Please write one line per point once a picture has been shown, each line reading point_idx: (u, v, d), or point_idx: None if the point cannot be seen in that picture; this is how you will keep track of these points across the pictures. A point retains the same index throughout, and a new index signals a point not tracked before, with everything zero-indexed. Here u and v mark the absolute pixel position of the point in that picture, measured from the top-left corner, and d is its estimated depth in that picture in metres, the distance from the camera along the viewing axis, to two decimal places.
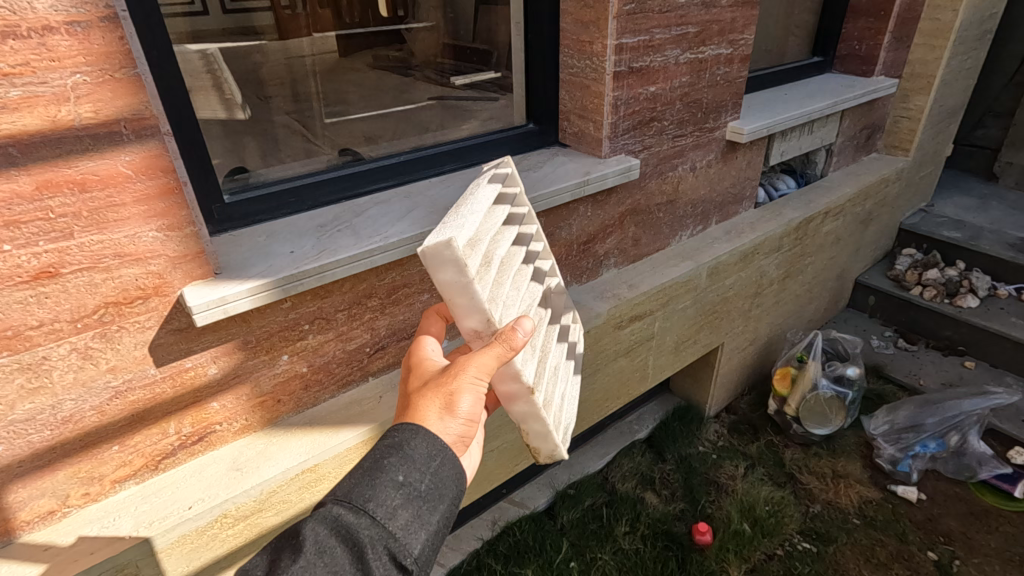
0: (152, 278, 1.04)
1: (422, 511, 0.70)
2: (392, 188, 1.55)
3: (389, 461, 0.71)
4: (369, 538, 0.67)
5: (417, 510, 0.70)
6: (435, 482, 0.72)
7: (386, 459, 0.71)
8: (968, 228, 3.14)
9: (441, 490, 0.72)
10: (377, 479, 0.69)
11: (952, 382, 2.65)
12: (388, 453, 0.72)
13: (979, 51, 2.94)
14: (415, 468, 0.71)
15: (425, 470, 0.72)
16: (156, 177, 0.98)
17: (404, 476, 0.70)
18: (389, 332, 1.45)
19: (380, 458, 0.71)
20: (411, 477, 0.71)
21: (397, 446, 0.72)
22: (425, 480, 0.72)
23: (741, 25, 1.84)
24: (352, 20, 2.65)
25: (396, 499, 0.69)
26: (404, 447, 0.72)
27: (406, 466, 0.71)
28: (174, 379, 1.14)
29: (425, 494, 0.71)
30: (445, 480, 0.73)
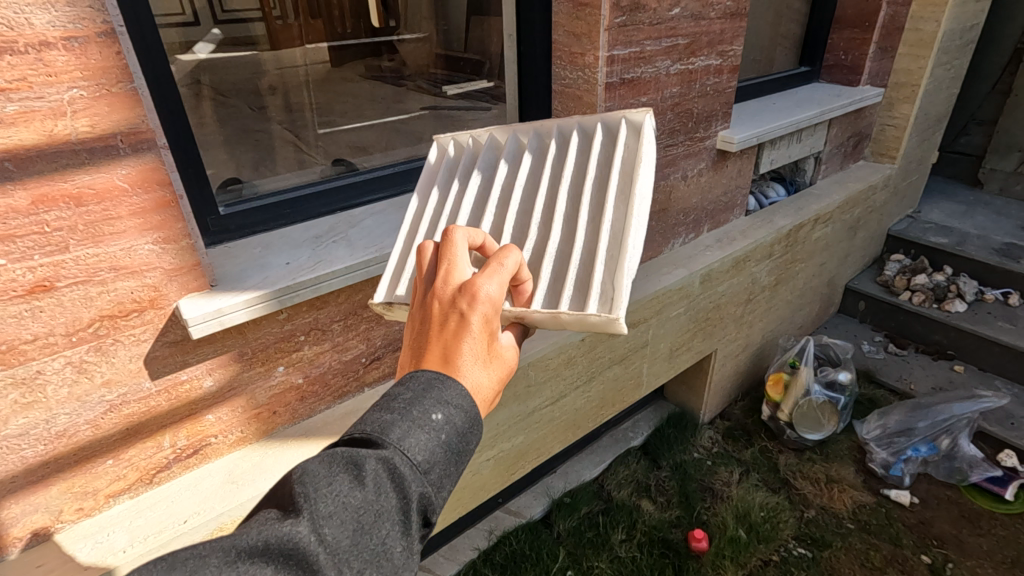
0: (148, 291, 1.04)
1: (456, 469, 0.66)
2: (387, 199, 1.56)
3: (437, 414, 0.64)
4: (417, 490, 0.61)
5: (452, 468, 0.65)
6: (470, 443, 0.67)
7: (434, 412, 0.64)
8: (954, 233, 3.18)
9: (472, 451, 0.68)
10: (426, 432, 0.63)
11: (941, 386, 2.68)
12: (435, 407, 0.64)
13: (962, 60, 3.00)
14: (458, 428, 0.65)
15: (466, 428, 0.66)
16: (153, 190, 0.98)
17: (447, 433, 0.64)
18: (385, 342, 1.45)
19: (429, 411, 0.64)
20: (454, 436, 0.65)
21: (448, 401, 0.65)
22: (465, 440, 0.66)
23: (729, 37, 1.88)
24: (345, 31, 2.77)
25: (438, 454, 0.63)
26: (451, 403, 0.65)
27: (455, 423, 0.65)
28: (169, 392, 1.13)
29: (462, 454, 0.66)
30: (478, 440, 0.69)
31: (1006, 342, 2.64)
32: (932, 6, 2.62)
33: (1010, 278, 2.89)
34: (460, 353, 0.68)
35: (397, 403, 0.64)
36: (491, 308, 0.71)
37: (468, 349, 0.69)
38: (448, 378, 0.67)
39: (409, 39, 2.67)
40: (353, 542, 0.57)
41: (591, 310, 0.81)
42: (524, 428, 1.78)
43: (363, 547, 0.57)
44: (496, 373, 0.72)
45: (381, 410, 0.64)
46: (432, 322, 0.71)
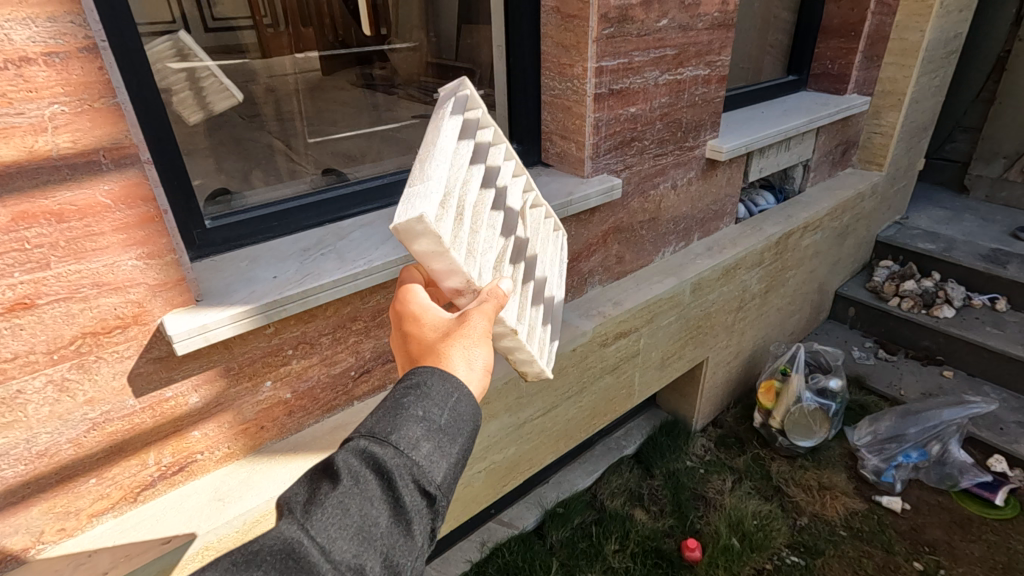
0: (132, 307, 1.02)
1: (447, 443, 0.68)
2: (377, 211, 1.56)
3: (408, 399, 0.69)
4: (398, 467, 0.64)
5: (439, 440, 0.67)
6: (455, 416, 0.70)
7: (405, 397, 0.69)
8: (941, 239, 3.22)
9: (459, 424, 0.70)
10: (397, 414, 0.67)
11: (931, 391, 2.70)
12: (406, 394, 0.70)
13: (947, 68, 3.04)
14: (434, 405, 0.69)
15: (446, 403, 0.70)
16: (136, 206, 0.97)
17: (424, 411, 0.68)
18: (374, 355, 1.45)
19: (398, 397, 0.69)
20: (429, 411, 0.68)
21: (416, 386, 0.71)
22: (445, 414, 0.69)
23: (717, 47, 1.89)
24: (336, 38, 2.79)
25: (417, 432, 0.66)
26: (422, 386, 0.70)
27: (428, 400, 0.69)
28: (154, 409, 1.11)
29: (445, 427, 0.68)
30: (464, 414, 0.71)
31: (994, 347, 2.66)
32: (916, 16, 2.66)
33: (997, 284, 2.91)
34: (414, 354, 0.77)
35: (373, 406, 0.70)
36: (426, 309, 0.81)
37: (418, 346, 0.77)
38: (415, 370, 0.73)
39: (402, 49, 2.64)
40: (342, 526, 0.60)
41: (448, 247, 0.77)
42: (517, 439, 1.77)
43: (353, 531, 0.60)
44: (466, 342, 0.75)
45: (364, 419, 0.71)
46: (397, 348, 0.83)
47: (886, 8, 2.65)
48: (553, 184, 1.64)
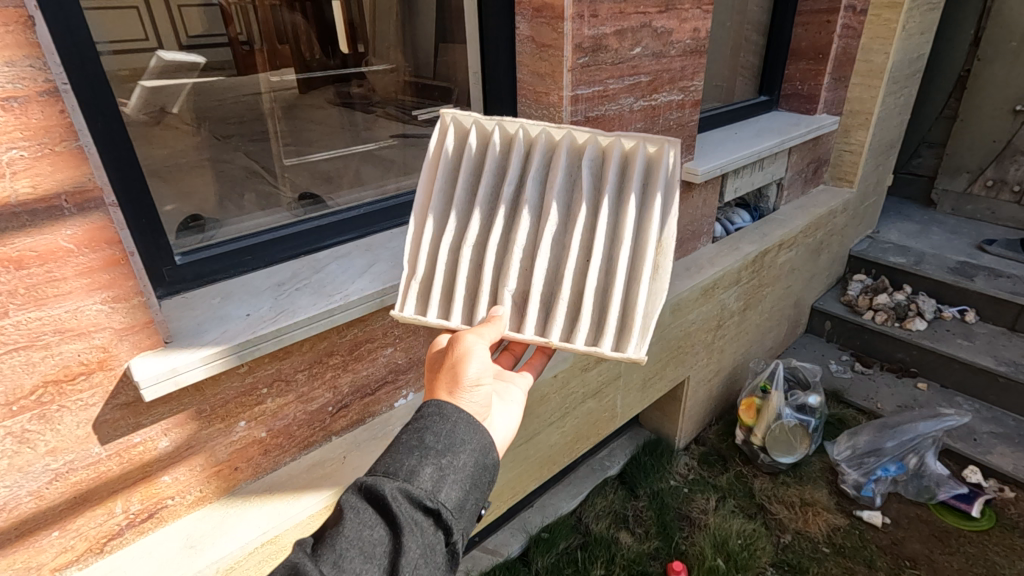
0: (96, 352, 0.98)
1: (442, 465, 0.78)
2: (353, 241, 1.53)
3: (407, 433, 0.81)
4: (394, 491, 0.74)
5: (436, 462, 0.78)
6: (452, 438, 0.80)
7: (405, 433, 0.81)
8: (911, 253, 3.30)
9: (456, 445, 0.80)
10: (396, 448, 0.79)
11: (907, 404, 2.74)
12: (408, 430, 0.82)
13: (911, 87, 3.14)
14: (430, 433, 0.80)
15: (441, 431, 0.81)
16: (101, 249, 0.93)
17: (420, 441, 0.79)
18: (352, 390, 1.42)
19: (399, 434, 0.81)
20: (425, 440, 0.79)
21: (416, 422, 0.83)
22: (441, 440, 0.80)
23: (691, 72, 1.92)
24: (313, 58, 2.75)
25: (412, 459, 0.77)
26: (420, 420, 0.82)
27: (423, 431, 0.80)
28: (121, 456, 1.08)
29: (441, 451, 0.79)
30: (460, 436, 0.81)
31: (965, 359, 2.72)
32: (881, 39, 2.75)
33: (966, 296, 2.99)
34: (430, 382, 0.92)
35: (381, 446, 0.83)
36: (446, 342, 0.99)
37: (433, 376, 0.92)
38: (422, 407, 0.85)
39: (380, 68, 2.65)
40: (346, 548, 0.69)
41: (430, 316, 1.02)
42: (500, 467, 1.75)
43: (355, 551, 0.69)
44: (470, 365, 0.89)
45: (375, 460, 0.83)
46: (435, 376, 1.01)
47: (851, 31, 2.74)
48: None
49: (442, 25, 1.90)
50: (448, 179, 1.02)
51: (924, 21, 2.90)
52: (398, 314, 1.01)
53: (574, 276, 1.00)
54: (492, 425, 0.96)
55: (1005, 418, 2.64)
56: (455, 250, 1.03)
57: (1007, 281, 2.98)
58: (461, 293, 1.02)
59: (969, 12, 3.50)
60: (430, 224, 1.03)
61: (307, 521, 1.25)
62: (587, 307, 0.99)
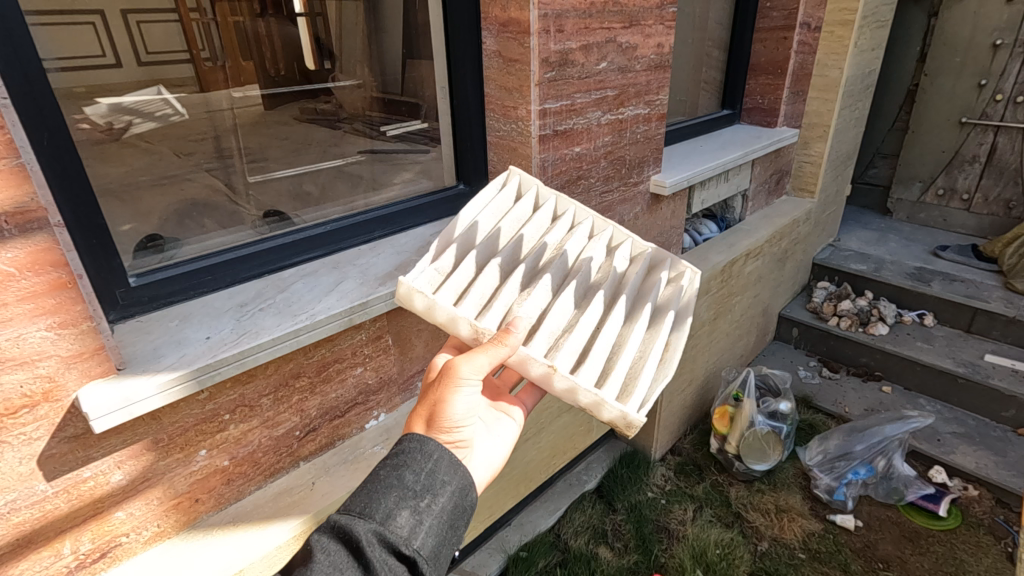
0: (41, 382, 0.92)
1: (419, 508, 0.78)
2: (319, 259, 1.48)
3: (385, 469, 0.80)
4: (368, 533, 0.74)
5: (413, 505, 0.78)
6: (430, 479, 0.80)
7: (384, 469, 0.80)
8: (871, 260, 3.40)
9: (436, 487, 0.80)
10: (374, 487, 0.78)
11: (873, 407, 2.81)
12: (385, 465, 0.81)
13: (865, 101, 3.27)
14: (408, 472, 0.80)
15: (421, 470, 0.80)
16: (46, 272, 0.87)
17: (399, 480, 0.79)
18: (321, 413, 1.37)
19: (378, 471, 0.80)
20: (404, 479, 0.79)
21: (394, 456, 0.82)
22: (421, 480, 0.80)
23: (656, 87, 1.96)
24: (277, 74, 2.79)
25: (390, 500, 0.77)
26: (400, 456, 0.82)
27: (402, 469, 0.80)
28: (69, 493, 1.01)
29: (420, 492, 0.79)
30: (439, 477, 0.81)
31: (926, 362, 2.81)
32: (835, 55, 2.85)
33: (924, 301, 3.09)
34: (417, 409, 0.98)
35: None
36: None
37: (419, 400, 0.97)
38: (400, 439, 0.85)
39: (346, 84, 2.54)
40: None
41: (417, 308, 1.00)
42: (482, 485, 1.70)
43: None
44: (424, 403, 0.90)
45: None
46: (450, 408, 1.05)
47: (807, 48, 2.84)
48: None
49: (407, 39, 1.87)
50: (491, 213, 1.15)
51: (874, 38, 3.02)
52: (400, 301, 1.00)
53: (586, 329, 1.04)
54: (475, 462, 0.93)
55: (965, 417, 2.73)
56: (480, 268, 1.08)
57: (961, 285, 3.10)
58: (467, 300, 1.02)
59: (916, 30, 3.67)
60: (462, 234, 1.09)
61: (275, 552, 1.20)
62: (595, 358, 1.02)
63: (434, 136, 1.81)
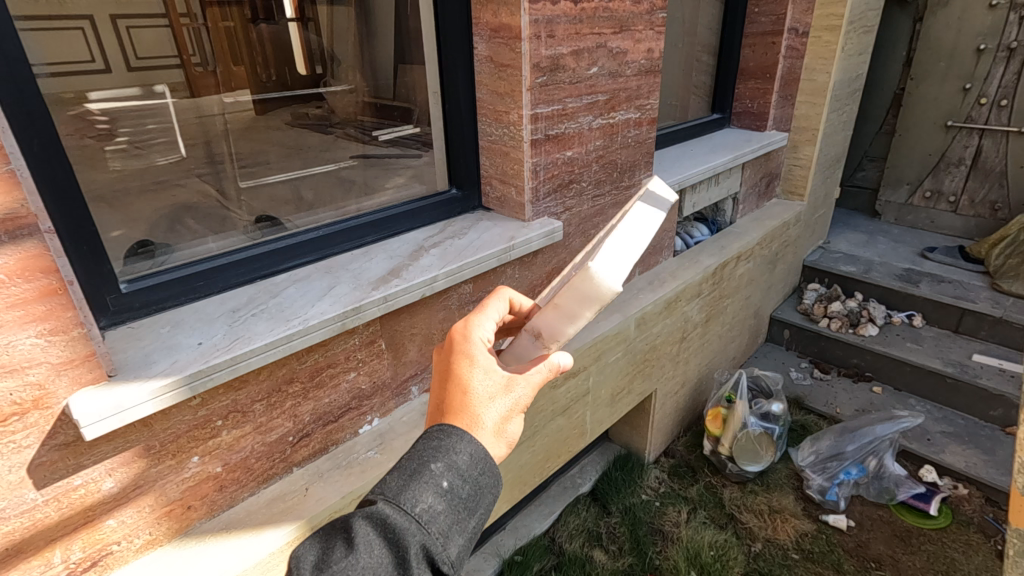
0: (31, 390, 0.92)
1: (460, 518, 0.73)
2: (311, 264, 1.48)
3: (434, 466, 0.73)
4: (414, 540, 0.69)
5: (455, 513, 0.73)
6: (474, 488, 0.75)
7: (433, 465, 0.73)
8: (861, 261, 3.44)
9: (477, 497, 0.76)
10: (423, 484, 0.72)
11: (864, 408, 2.83)
12: (434, 458, 0.74)
13: (853, 105, 3.30)
14: (457, 475, 0.74)
15: (469, 475, 0.75)
16: (36, 279, 0.87)
17: (448, 483, 0.73)
18: (314, 418, 1.37)
19: (429, 463, 0.74)
20: (452, 483, 0.73)
21: (444, 450, 0.75)
22: (467, 487, 0.75)
23: (646, 91, 1.97)
24: (269, 78, 2.75)
25: (438, 505, 0.72)
26: (450, 453, 0.75)
27: (452, 473, 0.74)
28: (59, 501, 1.00)
29: (464, 501, 0.74)
30: (484, 486, 0.77)
31: (916, 362, 2.84)
32: (823, 59, 2.87)
33: (913, 301, 3.13)
34: (442, 395, 0.80)
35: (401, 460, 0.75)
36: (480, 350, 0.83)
37: (455, 386, 0.79)
38: (444, 429, 0.77)
39: (339, 90, 2.54)
40: None
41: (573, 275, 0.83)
42: None
43: None
44: (496, 406, 0.79)
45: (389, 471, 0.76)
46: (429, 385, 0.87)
47: (795, 52, 2.87)
48: (494, 229, 1.67)
49: (398, 44, 1.88)
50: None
51: (861, 42, 3.06)
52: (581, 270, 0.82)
53: None
54: None
55: (954, 417, 2.76)
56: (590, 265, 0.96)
57: (949, 286, 3.14)
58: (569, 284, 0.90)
59: (902, 35, 3.72)
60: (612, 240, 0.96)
61: (269, 558, 1.19)
62: None
63: (426, 140, 1.82)
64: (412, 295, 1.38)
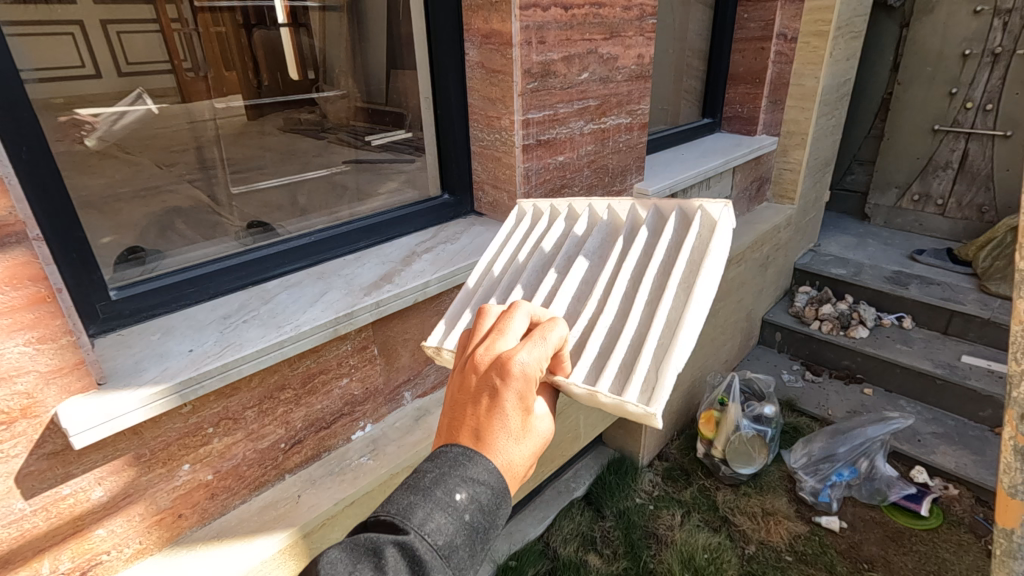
0: (19, 398, 0.91)
1: (477, 552, 0.68)
2: (304, 270, 1.48)
3: (458, 496, 0.67)
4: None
5: (473, 546, 0.67)
6: (494, 520, 0.69)
7: (458, 494, 0.67)
8: (851, 264, 3.47)
9: (494, 528, 0.70)
10: (447, 513, 0.65)
11: (856, 409, 2.86)
12: (458, 487, 0.67)
13: (841, 109, 3.34)
14: (481, 507, 0.68)
15: (490, 508, 0.69)
16: (24, 287, 0.86)
17: (470, 516, 0.67)
18: (306, 424, 1.36)
19: (453, 491, 0.67)
20: (474, 514, 0.67)
21: (469, 479, 0.68)
22: (486, 518, 0.68)
23: (637, 97, 1.99)
24: (260, 83, 2.77)
25: (458, 538, 0.65)
26: (475, 484, 0.68)
27: (477, 505, 0.67)
28: (48, 511, 0.99)
29: (483, 532, 0.68)
30: (500, 517, 0.71)
31: (906, 363, 2.86)
32: (811, 65, 2.89)
33: (902, 304, 3.16)
34: (479, 421, 0.71)
35: (422, 484, 0.67)
36: (529, 384, 0.72)
37: (497, 418, 0.71)
38: (471, 454, 0.70)
39: (331, 96, 2.54)
40: None
41: (630, 399, 0.80)
42: None
43: None
44: (526, 446, 0.73)
45: (406, 494, 0.67)
46: (454, 391, 0.75)
47: (784, 58, 2.90)
48: (486, 234, 1.67)
49: (390, 49, 1.88)
50: (685, 269, 0.92)
51: (849, 48, 3.10)
52: (643, 408, 0.79)
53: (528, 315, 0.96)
54: None
55: (944, 417, 2.78)
56: (633, 324, 0.89)
57: (938, 288, 3.17)
58: (614, 365, 0.86)
59: (889, 40, 3.76)
60: (672, 315, 0.88)
61: (260, 566, 1.18)
62: None
63: (418, 146, 1.82)
64: (403, 300, 1.38)
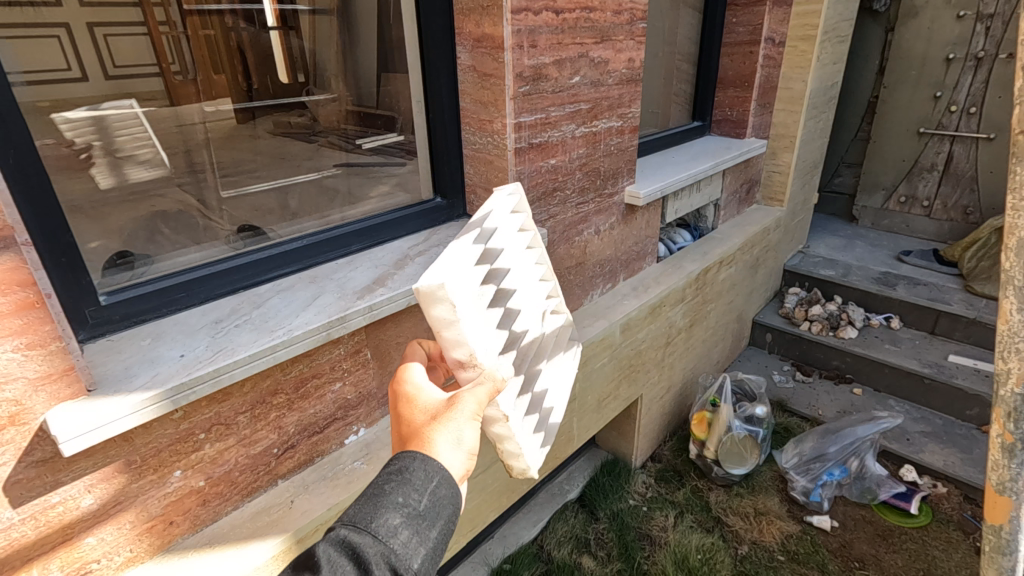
0: (8, 406, 0.90)
1: (421, 529, 0.70)
2: (295, 274, 1.47)
3: (388, 484, 0.71)
4: (373, 553, 0.67)
5: (416, 526, 0.70)
6: (435, 502, 0.72)
7: (388, 484, 0.72)
8: (839, 265, 3.50)
9: (437, 509, 0.72)
10: (378, 499, 0.70)
11: (846, 409, 2.89)
12: (389, 478, 0.72)
13: (829, 112, 3.38)
14: (415, 490, 0.71)
15: (426, 489, 0.72)
16: (13, 292, 0.86)
17: (403, 497, 0.71)
18: (299, 429, 1.36)
19: (381, 481, 0.72)
20: (409, 497, 0.71)
21: (398, 470, 0.73)
22: (424, 500, 0.71)
23: (628, 101, 2.00)
24: (251, 86, 2.75)
25: (395, 519, 0.69)
26: (403, 472, 0.73)
27: (407, 487, 0.71)
28: (36, 519, 0.97)
29: (424, 514, 0.71)
30: (443, 498, 0.73)
31: (894, 363, 2.90)
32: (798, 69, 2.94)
33: (889, 304, 3.20)
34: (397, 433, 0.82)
35: None
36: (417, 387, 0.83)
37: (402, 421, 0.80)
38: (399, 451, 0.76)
39: (321, 99, 2.52)
40: None
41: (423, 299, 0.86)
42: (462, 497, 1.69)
43: None
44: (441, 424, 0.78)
45: None
46: None
47: (772, 62, 2.93)
48: None
49: (380, 53, 1.88)
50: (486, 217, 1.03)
51: (836, 52, 3.14)
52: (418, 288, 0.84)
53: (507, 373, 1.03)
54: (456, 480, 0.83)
55: (932, 417, 2.81)
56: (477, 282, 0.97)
57: (925, 288, 3.21)
58: None
59: (874, 45, 3.81)
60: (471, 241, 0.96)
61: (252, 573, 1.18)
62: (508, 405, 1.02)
63: (410, 149, 1.82)
64: (397, 304, 1.37)
